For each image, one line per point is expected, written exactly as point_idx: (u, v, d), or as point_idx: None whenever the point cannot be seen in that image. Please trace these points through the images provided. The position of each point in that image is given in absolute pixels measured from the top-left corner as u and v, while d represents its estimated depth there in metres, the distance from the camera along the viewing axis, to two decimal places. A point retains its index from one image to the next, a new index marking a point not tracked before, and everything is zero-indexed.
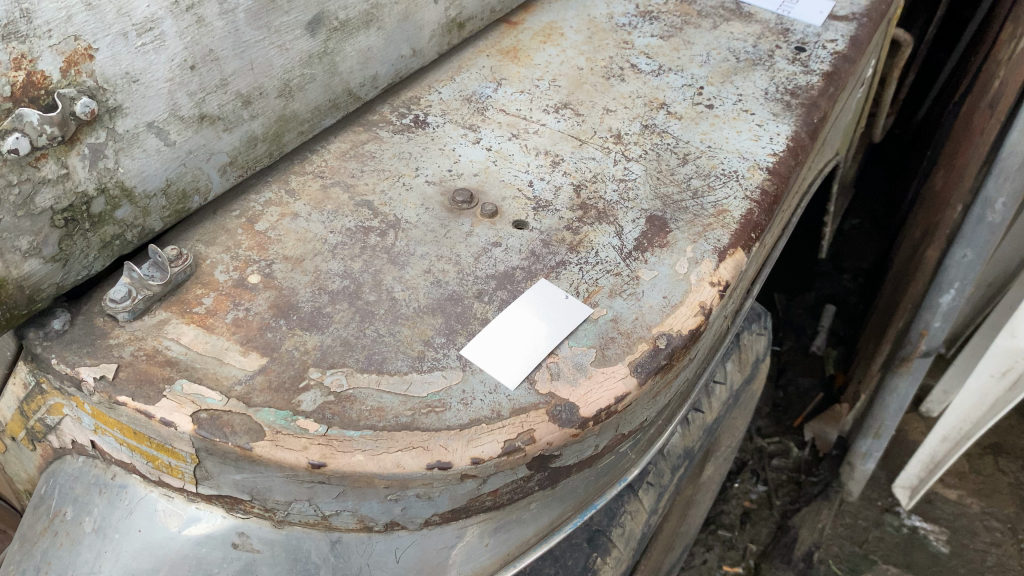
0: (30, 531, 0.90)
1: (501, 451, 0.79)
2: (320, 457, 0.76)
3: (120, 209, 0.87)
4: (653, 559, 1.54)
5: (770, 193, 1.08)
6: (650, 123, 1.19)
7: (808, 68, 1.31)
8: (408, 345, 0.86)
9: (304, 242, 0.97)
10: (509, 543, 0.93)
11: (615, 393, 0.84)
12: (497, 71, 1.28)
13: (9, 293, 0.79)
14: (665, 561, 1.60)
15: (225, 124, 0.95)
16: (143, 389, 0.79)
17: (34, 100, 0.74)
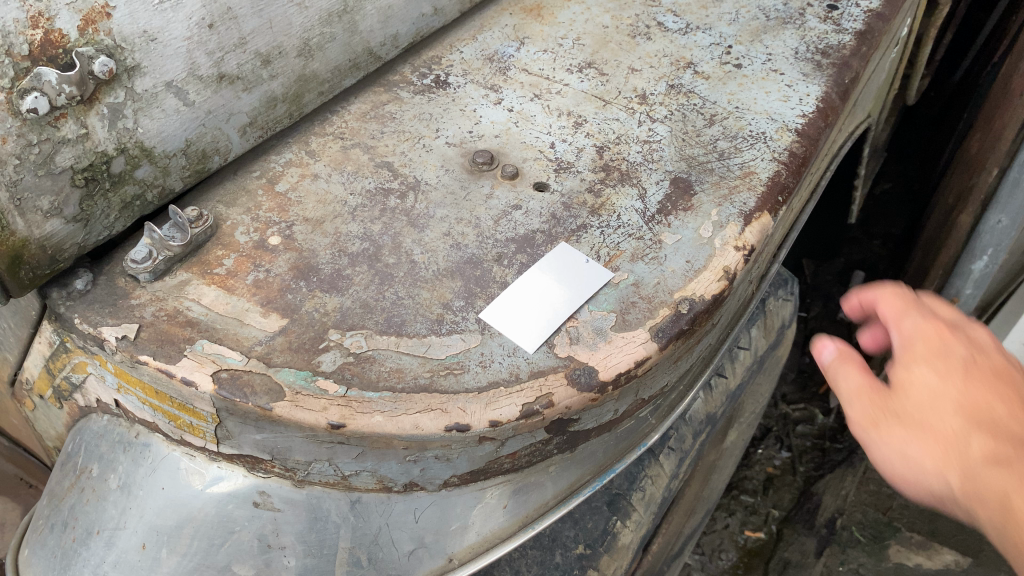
0: (58, 487, 0.96)
1: (519, 414, 0.79)
2: (339, 418, 0.77)
3: (140, 169, 0.86)
4: (675, 524, 1.55)
5: (799, 155, 1.06)
6: (676, 83, 1.16)
7: (841, 26, 1.27)
8: (428, 308, 0.86)
9: (324, 203, 0.96)
10: (528, 505, 0.91)
11: (636, 357, 0.83)
12: (520, 29, 1.25)
13: (31, 253, 0.80)
14: (688, 526, 1.61)
15: (245, 84, 0.94)
16: (165, 349, 0.80)
17: (53, 58, 0.75)
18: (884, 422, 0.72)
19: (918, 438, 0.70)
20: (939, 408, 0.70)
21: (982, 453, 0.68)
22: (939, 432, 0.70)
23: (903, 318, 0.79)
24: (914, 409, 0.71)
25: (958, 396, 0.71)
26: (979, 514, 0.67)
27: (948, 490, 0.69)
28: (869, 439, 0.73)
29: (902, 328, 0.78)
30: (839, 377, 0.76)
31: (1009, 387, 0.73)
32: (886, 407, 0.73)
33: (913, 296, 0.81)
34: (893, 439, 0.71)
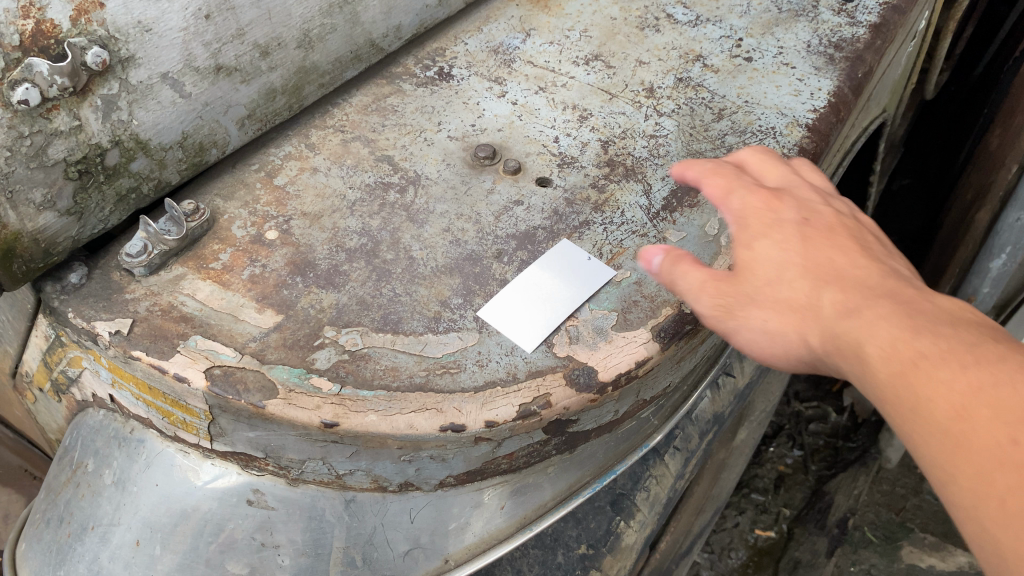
0: (55, 481, 0.95)
1: (516, 415, 0.77)
2: (333, 416, 0.76)
3: (136, 162, 0.85)
4: (683, 522, 1.53)
5: (809, 151, 1.03)
6: (684, 76, 1.14)
7: (855, 19, 1.24)
8: (425, 305, 0.84)
9: (322, 197, 0.95)
10: (526, 506, 0.90)
11: (636, 357, 0.82)
12: (527, 21, 1.23)
13: (24, 247, 0.79)
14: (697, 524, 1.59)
15: (243, 76, 0.93)
16: (158, 345, 0.79)
17: (44, 49, 0.73)
18: (737, 307, 0.67)
19: (772, 312, 0.66)
20: (784, 280, 0.67)
21: (834, 311, 0.63)
22: (785, 298, 0.66)
23: (729, 197, 0.77)
24: (754, 283, 0.68)
25: (800, 261, 0.68)
26: (842, 372, 0.63)
27: (808, 353, 0.65)
28: (726, 329, 0.68)
29: (731, 205, 0.76)
30: (678, 276, 0.70)
31: (843, 236, 0.71)
32: (733, 287, 0.68)
33: (733, 172, 0.79)
34: (748, 319, 0.67)
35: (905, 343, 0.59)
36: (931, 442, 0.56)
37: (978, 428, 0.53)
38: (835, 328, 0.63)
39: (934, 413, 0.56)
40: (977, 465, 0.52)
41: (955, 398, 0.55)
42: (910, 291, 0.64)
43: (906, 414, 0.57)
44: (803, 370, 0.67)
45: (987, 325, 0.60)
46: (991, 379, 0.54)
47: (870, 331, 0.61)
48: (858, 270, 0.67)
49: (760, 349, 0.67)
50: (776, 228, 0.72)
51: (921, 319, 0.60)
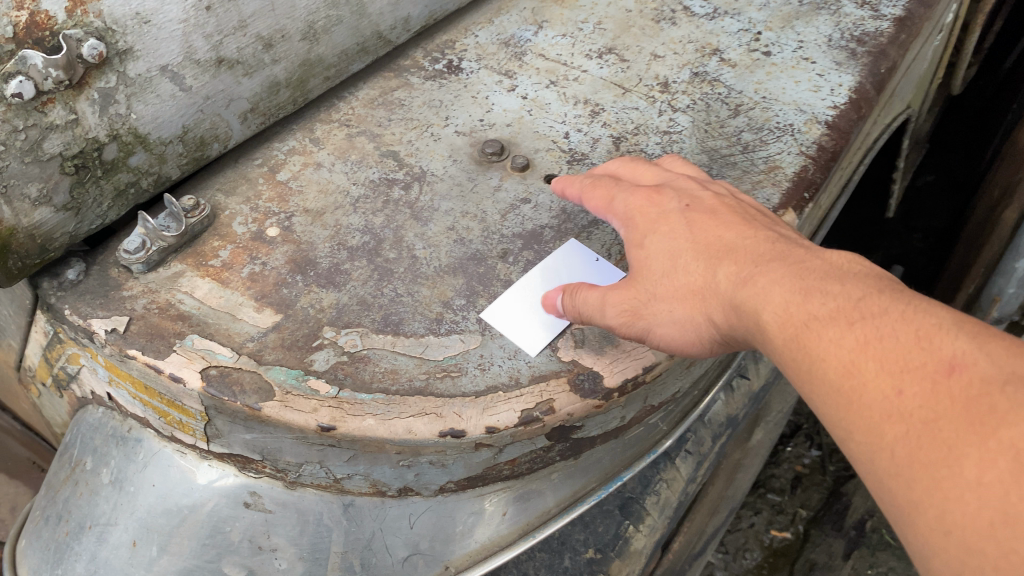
0: (55, 478, 0.93)
1: (518, 421, 0.75)
2: (330, 420, 0.74)
3: (134, 156, 0.84)
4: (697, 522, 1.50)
5: (828, 149, 1.00)
6: (701, 71, 1.10)
7: (879, 12, 1.20)
8: (427, 306, 0.82)
9: (325, 194, 0.93)
10: (529, 513, 0.87)
11: (643, 363, 0.79)
12: (539, 13, 1.20)
13: (19, 243, 0.77)
14: (711, 525, 1.55)
15: (246, 69, 0.91)
16: (154, 344, 0.77)
17: (39, 41, 0.72)
18: (643, 307, 0.72)
19: (676, 302, 0.70)
20: (682, 267, 0.71)
21: (732, 287, 0.67)
22: (685, 283, 0.70)
23: (613, 201, 0.81)
24: (656, 274, 0.72)
25: (690, 245, 0.72)
26: (747, 342, 0.67)
27: (715, 330, 0.69)
28: (639, 330, 0.72)
29: (616, 209, 0.80)
30: (578, 303, 0.76)
31: (729, 212, 0.75)
32: (634, 290, 0.73)
33: (608, 181, 0.83)
34: (655, 315, 0.71)
35: (796, 310, 0.62)
36: (828, 398, 0.59)
37: (864, 382, 0.56)
38: (734, 303, 0.66)
39: (827, 372, 0.59)
40: (867, 416, 0.56)
41: (844, 356, 0.58)
42: (797, 253, 0.68)
43: (803, 374, 0.61)
44: (716, 347, 0.72)
45: (869, 277, 0.63)
46: (875, 334, 0.57)
47: (764, 300, 0.64)
48: (749, 241, 0.71)
49: (674, 341, 0.72)
50: (664, 217, 0.76)
51: (811, 281, 0.63)
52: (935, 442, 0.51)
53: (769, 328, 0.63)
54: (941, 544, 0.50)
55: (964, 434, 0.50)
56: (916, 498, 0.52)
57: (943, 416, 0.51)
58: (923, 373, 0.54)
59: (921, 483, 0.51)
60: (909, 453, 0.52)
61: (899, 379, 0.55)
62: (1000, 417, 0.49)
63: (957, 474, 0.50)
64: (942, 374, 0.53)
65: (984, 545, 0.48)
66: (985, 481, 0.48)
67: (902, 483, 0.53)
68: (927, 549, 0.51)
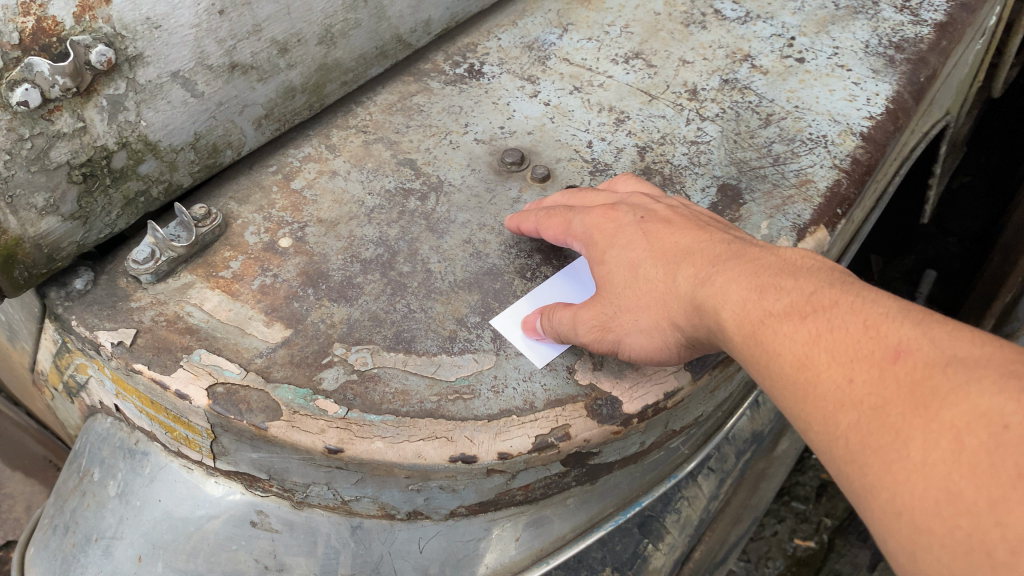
0: (63, 487, 0.91)
1: (532, 446, 0.72)
2: (337, 442, 0.71)
3: (144, 164, 0.82)
4: (718, 531, 1.39)
5: (863, 162, 0.96)
6: (731, 78, 1.06)
7: (920, 17, 1.15)
8: (440, 323, 0.80)
9: (340, 203, 0.91)
10: (542, 538, 0.85)
11: (664, 389, 0.76)
12: (565, 15, 1.17)
13: (26, 252, 0.76)
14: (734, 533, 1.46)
15: (260, 74, 0.88)
16: (161, 358, 0.75)
17: (45, 48, 0.69)
18: (610, 320, 0.70)
19: (640, 309, 0.68)
20: (642, 275, 0.69)
21: (689, 286, 0.65)
22: (646, 291, 0.68)
23: (570, 224, 0.79)
24: (618, 285, 0.70)
25: (649, 252, 0.70)
26: (708, 341, 0.65)
27: (680, 333, 0.67)
28: (610, 343, 0.71)
29: (574, 230, 0.78)
30: (552, 329, 0.75)
31: (683, 220, 0.73)
32: (599, 305, 0.71)
33: (561, 208, 0.81)
34: (623, 326, 0.70)
35: (750, 306, 0.60)
36: (785, 392, 0.57)
37: (817, 374, 0.54)
38: (693, 303, 0.64)
39: (782, 367, 0.57)
40: (823, 408, 0.54)
41: (798, 349, 0.56)
42: (753, 251, 0.66)
43: (760, 369, 0.59)
44: (684, 351, 0.70)
45: (822, 271, 0.62)
46: (827, 326, 0.55)
47: (721, 297, 0.62)
48: (705, 243, 0.69)
49: (645, 350, 0.70)
50: (621, 230, 0.74)
51: (766, 277, 0.61)
52: (884, 428, 0.49)
53: (726, 326, 0.61)
54: (894, 529, 0.48)
55: (911, 417, 0.48)
56: (870, 485, 0.49)
57: (892, 402, 0.49)
58: (871, 362, 0.52)
59: (873, 470, 0.49)
60: (862, 441, 0.50)
61: (850, 367, 0.53)
62: (942, 397, 0.47)
63: (904, 458, 0.48)
64: (889, 361, 0.51)
65: (932, 525, 0.45)
66: (930, 462, 0.46)
67: (857, 472, 0.50)
68: (884, 536, 0.49)
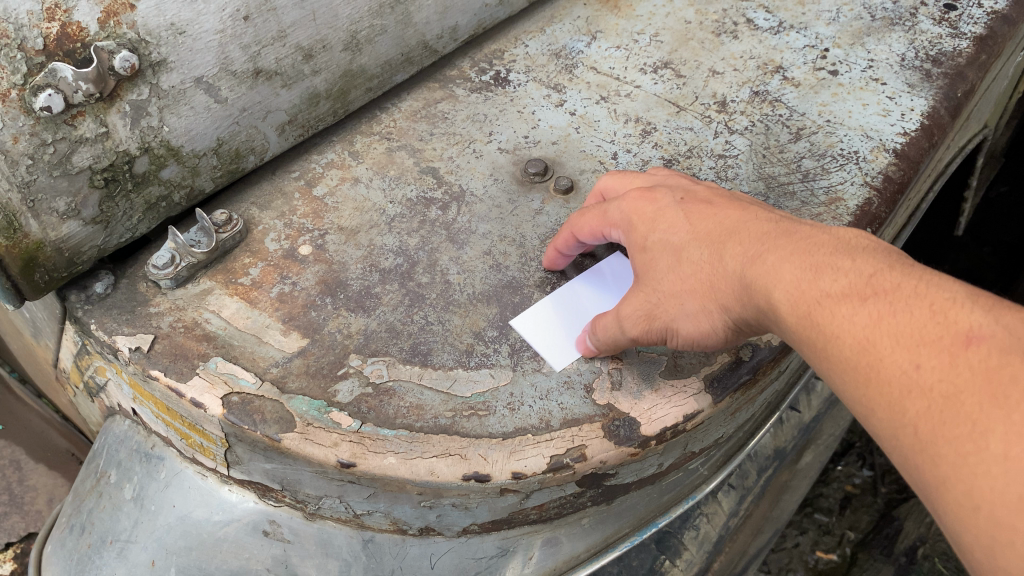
0: (81, 487, 0.91)
1: (547, 467, 0.71)
2: (350, 456, 0.71)
3: (167, 169, 0.82)
4: (739, 543, 1.37)
5: (895, 180, 0.94)
6: (761, 90, 1.04)
7: (958, 30, 1.12)
8: (458, 337, 0.79)
9: (361, 211, 0.90)
10: (556, 557, 0.84)
11: (684, 411, 0.75)
12: (594, 22, 1.15)
13: (47, 256, 0.76)
14: (755, 544, 1.40)
15: (284, 80, 0.88)
16: (177, 365, 0.75)
17: (69, 53, 0.69)
18: (655, 306, 0.67)
19: (687, 293, 0.66)
20: (688, 258, 0.67)
21: (738, 266, 0.63)
22: (692, 274, 0.66)
23: (606, 212, 0.75)
24: (660, 269, 0.68)
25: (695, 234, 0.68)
26: (758, 322, 0.64)
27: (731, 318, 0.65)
28: (658, 330, 0.68)
29: (612, 218, 0.74)
30: (602, 334, 0.72)
31: (726, 202, 0.71)
32: (642, 293, 0.68)
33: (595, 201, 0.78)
34: (669, 312, 0.67)
35: (806, 287, 0.59)
36: (844, 377, 0.56)
37: (882, 358, 0.53)
38: (744, 284, 0.62)
39: (842, 352, 0.56)
40: (888, 394, 0.53)
41: (859, 333, 0.55)
42: (802, 230, 0.64)
43: (817, 353, 0.58)
44: (733, 335, 0.67)
45: (876, 251, 0.60)
46: (889, 310, 0.54)
47: (775, 277, 0.60)
48: (751, 223, 0.67)
49: (692, 337, 0.67)
50: (661, 213, 0.71)
51: (820, 257, 0.59)
52: (958, 416, 0.48)
53: (780, 307, 0.59)
54: (969, 519, 0.47)
55: (989, 408, 0.47)
56: (943, 474, 0.48)
57: (965, 389, 0.49)
58: (940, 347, 0.51)
59: (947, 460, 0.48)
60: (933, 430, 0.49)
61: (917, 352, 0.52)
62: (1022, 387, 0.46)
63: (982, 449, 0.47)
64: (958, 347, 0.50)
65: (1012, 519, 0.45)
66: (1011, 454, 0.45)
67: (927, 460, 0.50)
68: (956, 526, 0.48)
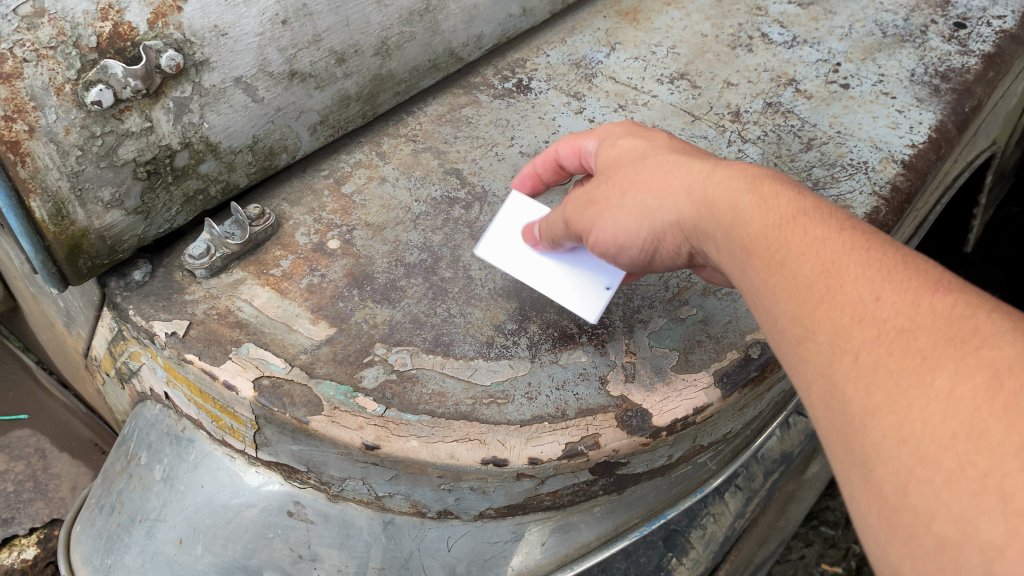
0: (110, 469, 0.94)
1: (562, 453, 0.75)
2: (374, 439, 0.74)
3: (205, 164, 0.86)
4: (744, 551, 1.39)
5: (903, 191, 0.97)
6: (774, 101, 1.08)
7: (967, 47, 1.16)
8: (478, 329, 0.82)
9: (387, 209, 0.94)
10: (567, 544, 0.88)
11: (694, 404, 0.78)
12: (613, 34, 1.19)
13: (91, 243, 0.80)
14: (760, 554, 1.42)
15: (317, 82, 0.92)
16: (211, 349, 0.79)
17: (120, 51, 0.73)
18: (602, 199, 0.69)
19: (633, 187, 0.67)
20: (652, 167, 0.67)
21: (709, 186, 0.63)
22: (653, 176, 0.66)
23: (593, 131, 0.77)
24: (623, 171, 0.69)
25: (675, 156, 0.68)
26: (707, 244, 0.62)
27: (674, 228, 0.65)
28: (590, 218, 0.69)
29: (595, 135, 0.76)
30: (546, 223, 0.76)
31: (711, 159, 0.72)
32: (594, 183, 0.71)
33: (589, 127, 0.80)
34: (608, 201, 0.68)
35: (783, 212, 0.58)
36: (790, 293, 0.54)
37: (842, 284, 0.51)
38: (711, 199, 0.62)
39: (801, 272, 0.54)
40: (837, 320, 0.51)
41: (826, 259, 0.53)
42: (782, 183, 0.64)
43: (770, 269, 0.56)
44: (650, 246, 0.67)
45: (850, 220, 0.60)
46: (862, 249, 0.53)
47: (744, 188, 0.61)
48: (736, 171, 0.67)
49: (614, 234, 0.68)
50: (645, 135, 0.73)
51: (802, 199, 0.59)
52: (908, 352, 0.46)
53: (748, 221, 0.59)
54: (892, 453, 0.44)
55: (944, 349, 0.45)
56: (875, 403, 0.46)
57: (923, 330, 0.46)
58: (905, 289, 0.49)
59: (884, 393, 0.46)
60: (877, 361, 0.47)
61: (880, 287, 0.50)
62: (982, 339, 0.45)
63: (925, 385, 0.44)
64: (925, 293, 0.49)
65: (939, 457, 0.42)
66: (956, 394, 0.43)
67: (860, 390, 0.47)
68: (872, 460, 0.45)
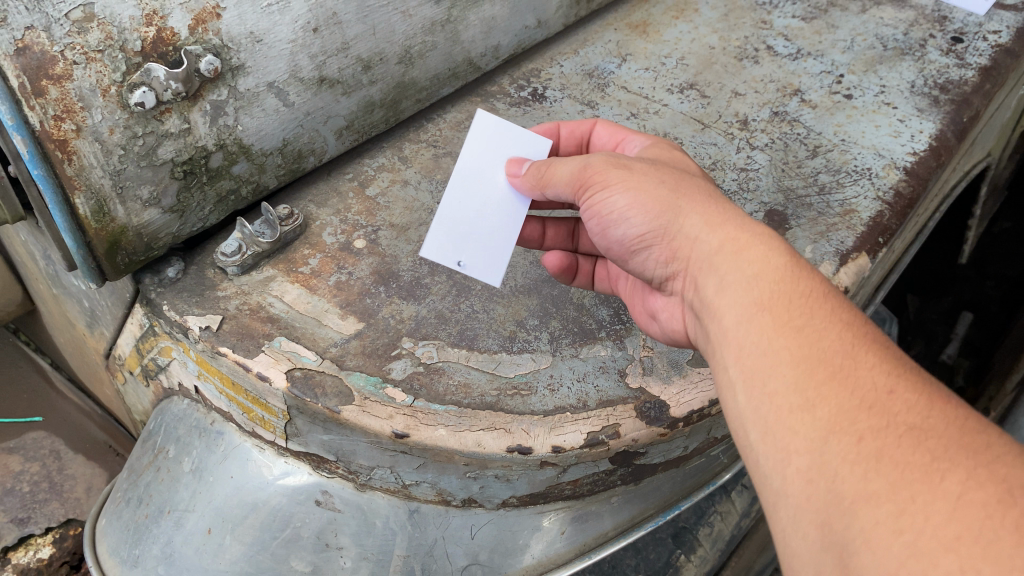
0: (137, 463, 0.96)
1: (584, 442, 0.78)
2: (403, 428, 0.77)
3: (237, 165, 0.89)
4: (745, 555, 1.38)
5: (905, 196, 1.01)
6: (781, 110, 1.12)
7: (964, 61, 1.20)
8: (501, 324, 0.86)
9: (411, 210, 0.98)
10: (586, 533, 0.92)
11: (709, 396, 0.82)
12: (624, 46, 1.23)
13: (128, 240, 0.83)
14: (763, 558, 1.45)
15: (344, 88, 0.95)
16: (245, 342, 0.81)
17: (162, 55, 0.76)
18: (631, 172, 0.71)
19: (665, 181, 0.70)
20: (686, 185, 0.70)
21: (736, 239, 0.65)
22: (689, 188, 0.69)
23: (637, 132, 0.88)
24: (658, 170, 0.71)
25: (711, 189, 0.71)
26: (711, 284, 0.64)
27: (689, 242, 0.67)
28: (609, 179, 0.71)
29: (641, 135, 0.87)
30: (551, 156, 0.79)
31: None
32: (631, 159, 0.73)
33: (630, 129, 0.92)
34: (642, 173, 0.71)
35: (805, 285, 0.61)
36: (798, 355, 0.56)
37: (859, 366, 0.54)
38: (732, 249, 0.64)
39: (815, 340, 0.57)
40: (844, 396, 0.53)
41: (844, 339, 0.56)
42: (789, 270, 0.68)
43: (783, 326, 0.58)
44: (652, 234, 0.70)
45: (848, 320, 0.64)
46: (877, 344, 0.57)
47: (771, 252, 0.64)
48: None
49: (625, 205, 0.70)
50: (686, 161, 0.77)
51: (820, 279, 0.63)
52: (919, 448, 0.48)
53: (768, 279, 0.61)
54: (885, 544, 0.46)
55: (959, 455, 0.48)
56: (876, 487, 0.48)
57: (935, 432, 0.49)
58: (919, 391, 0.52)
59: (887, 478, 0.48)
60: (883, 446, 0.49)
61: (896, 381, 0.53)
62: (995, 454, 0.48)
63: (934, 484, 0.46)
64: (939, 401, 0.52)
65: (938, 555, 0.44)
66: (965, 497, 0.45)
67: (857, 471, 0.49)
68: (863, 544, 0.47)
